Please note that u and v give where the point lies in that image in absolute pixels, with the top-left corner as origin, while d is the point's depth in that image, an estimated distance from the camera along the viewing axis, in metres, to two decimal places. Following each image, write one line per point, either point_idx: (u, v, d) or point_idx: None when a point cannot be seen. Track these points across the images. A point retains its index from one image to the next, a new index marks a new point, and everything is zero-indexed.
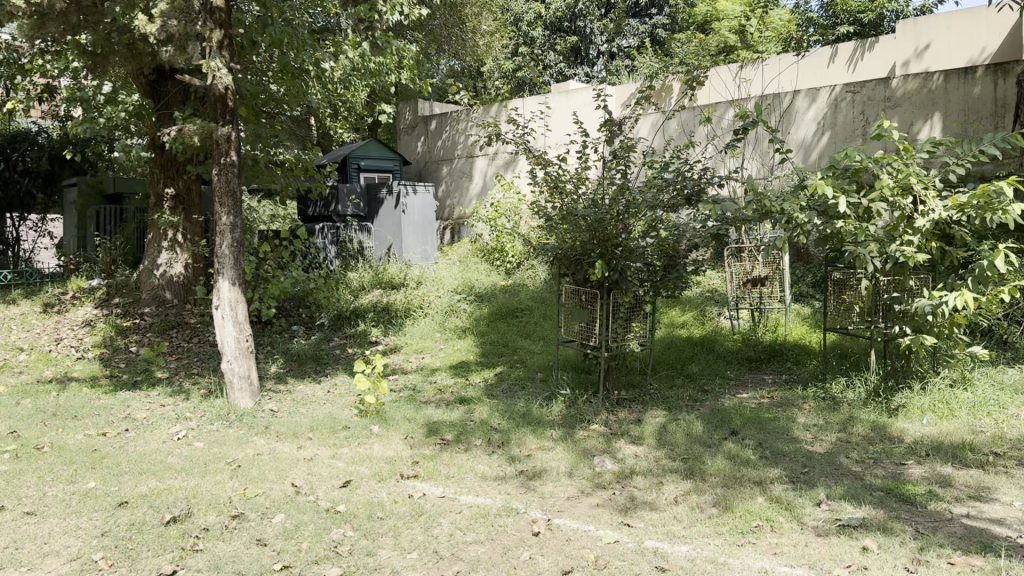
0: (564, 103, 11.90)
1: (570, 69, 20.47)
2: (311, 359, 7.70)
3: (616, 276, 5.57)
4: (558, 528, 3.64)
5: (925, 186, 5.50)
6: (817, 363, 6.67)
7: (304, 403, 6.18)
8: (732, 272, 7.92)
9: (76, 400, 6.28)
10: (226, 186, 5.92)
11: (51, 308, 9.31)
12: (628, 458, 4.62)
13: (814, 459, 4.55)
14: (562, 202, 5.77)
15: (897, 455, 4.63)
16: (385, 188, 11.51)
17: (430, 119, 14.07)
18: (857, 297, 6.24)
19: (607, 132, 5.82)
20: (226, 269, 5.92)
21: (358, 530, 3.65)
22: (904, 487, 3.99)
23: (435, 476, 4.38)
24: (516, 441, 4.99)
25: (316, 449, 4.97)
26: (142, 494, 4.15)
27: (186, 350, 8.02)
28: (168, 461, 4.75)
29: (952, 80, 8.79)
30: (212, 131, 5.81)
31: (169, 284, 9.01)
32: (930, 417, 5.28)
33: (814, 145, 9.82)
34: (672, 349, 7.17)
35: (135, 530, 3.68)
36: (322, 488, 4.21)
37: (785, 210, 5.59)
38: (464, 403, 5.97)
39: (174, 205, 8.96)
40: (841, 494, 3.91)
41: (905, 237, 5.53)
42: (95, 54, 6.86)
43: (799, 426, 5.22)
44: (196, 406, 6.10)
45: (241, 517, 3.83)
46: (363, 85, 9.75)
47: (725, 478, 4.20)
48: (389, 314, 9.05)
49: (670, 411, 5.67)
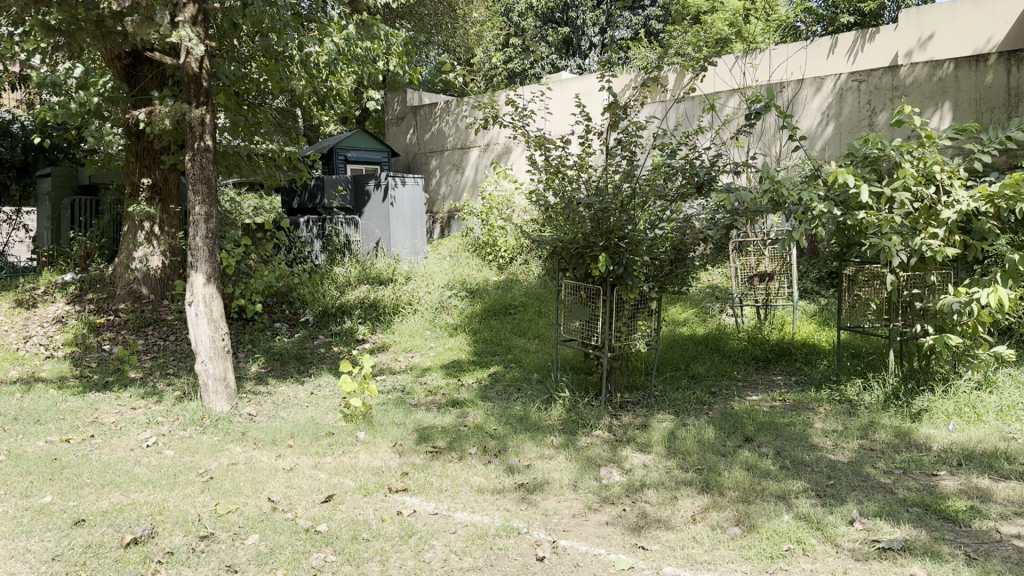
0: (560, 93, 11.65)
1: (561, 61, 20.11)
2: (294, 359, 7.30)
3: (620, 271, 5.16)
4: (564, 551, 3.26)
5: (951, 174, 5.15)
6: (829, 364, 6.29)
7: (284, 407, 5.78)
8: (737, 267, 7.52)
9: (40, 402, 5.84)
10: (201, 173, 5.49)
11: (20, 303, 8.84)
12: (637, 469, 4.24)
13: (839, 469, 4.19)
14: (562, 190, 5.38)
15: (928, 464, 4.28)
16: (372, 179, 11.05)
17: (419, 110, 13.66)
18: (873, 294, 5.82)
19: (611, 116, 5.42)
20: (200, 263, 5.49)
21: (340, 555, 3.25)
22: (943, 503, 3.63)
23: (425, 489, 3.99)
24: (513, 449, 4.60)
25: (296, 458, 4.58)
26: (101, 511, 3.73)
27: (161, 348, 7.60)
28: (134, 471, 4.34)
29: (963, 67, 8.43)
30: (185, 113, 5.38)
31: (145, 279, 8.58)
32: (956, 423, 4.93)
33: (817, 138, 9.52)
34: (674, 348, 6.78)
35: (90, 555, 3.28)
36: (301, 505, 3.81)
37: (802, 200, 5.17)
38: (456, 407, 5.58)
39: (149, 195, 8.52)
40: (875, 512, 3.55)
41: (930, 229, 5.13)
42: (59, 31, 6.41)
43: (817, 432, 4.87)
44: (168, 410, 5.68)
45: (210, 538, 3.44)
46: (347, 71, 9.36)
47: (744, 492, 3.84)
48: (377, 310, 8.64)
49: (678, 415, 5.30)
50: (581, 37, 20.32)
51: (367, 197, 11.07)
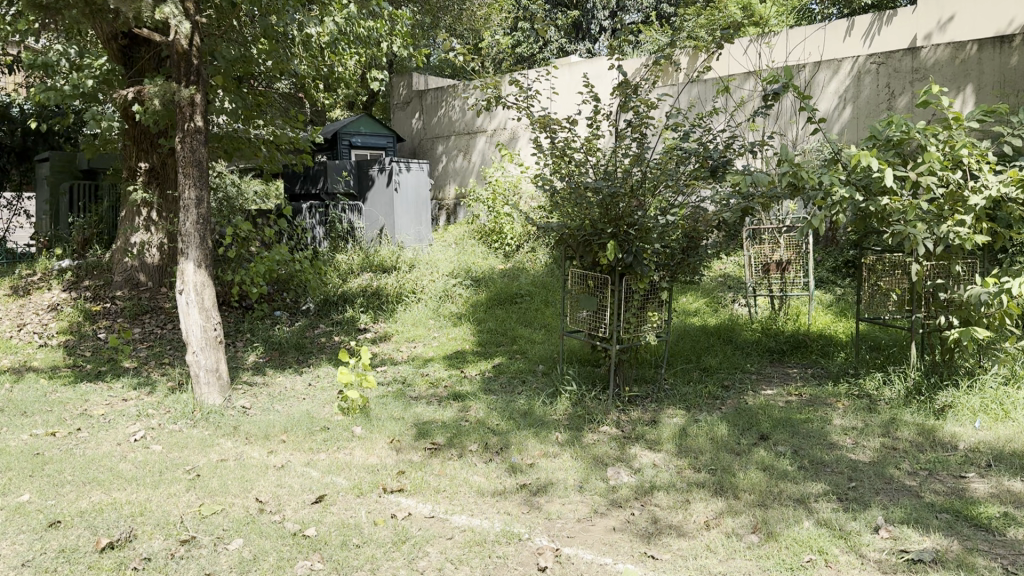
0: (568, 77, 11.41)
1: (571, 45, 19.78)
2: (293, 348, 7.09)
3: (630, 259, 4.93)
4: (568, 561, 3.05)
5: (979, 158, 4.89)
6: (846, 356, 6.03)
7: (280, 399, 5.57)
8: (751, 256, 7.26)
9: (29, 393, 5.65)
10: (190, 156, 5.26)
11: (15, 290, 8.65)
12: (646, 469, 4.01)
13: (861, 470, 3.96)
14: (569, 174, 5.14)
15: (954, 465, 4.03)
16: (376, 164, 10.82)
17: (425, 94, 13.40)
18: (893, 284, 5.56)
19: (621, 97, 5.17)
20: (190, 250, 5.27)
21: (327, 564, 3.04)
22: (974, 509, 3.39)
23: (423, 490, 3.78)
24: (515, 446, 4.38)
25: (289, 455, 4.37)
26: (80, 511, 3.53)
27: (157, 337, 7.40)
28: (118, 468, 4.13)
29: (986, 49, 8.13)
30: (174, 92, 5.15)
31: (143, 267, 8.41)
32: (983, 421, 4.67)
33: (834, 121, 9.21)
34: (685, 339, 6.53)
35: (64, 560, 3.08)
36: (291, 505, 3.60)
37: (822, 184, 4.90)
38: (458, 400, 5.35)
39: (147, 180, 8.29)
40: (902, 519, 3.31)
41: (957, 217, 4.86)
42: (47, 7, 6.15)
43: (835, 429, 4.63)
44: (160, 402, 5.48)
45: (191, 542, 3.23)
46: (350, 54, 9.10)
47: (760, 495, 3.61)
48: (380, 299, 8.43)
49: (689, 411, 5.07)
50: (591, 20, 19.99)
51: (371, 181, 10.80)
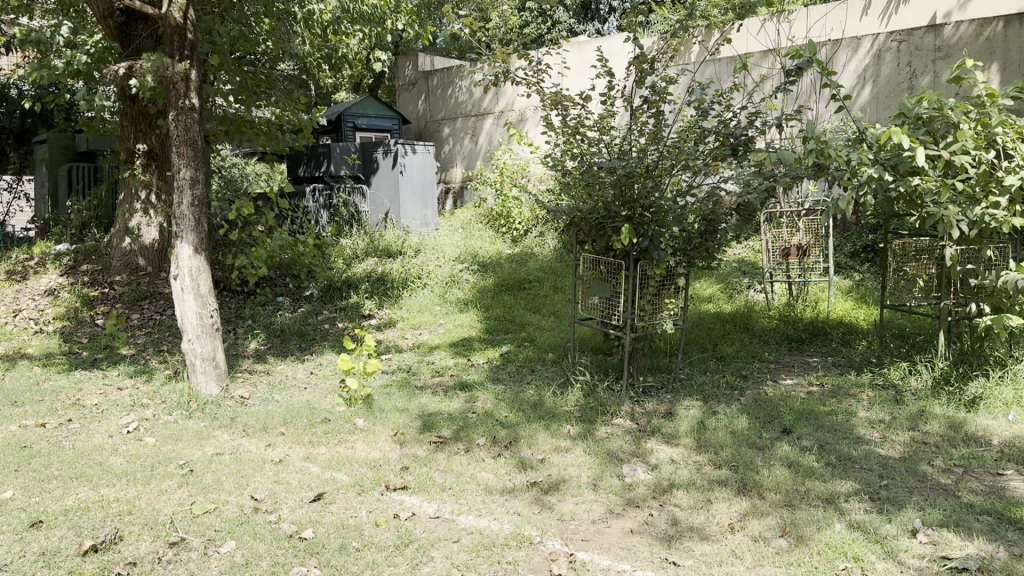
0: (578, 54, 11.15)
1: (581, 25, 19.43)
2: (295, 335, 6.87)
3: (646, 244, 4.67)
4: (584, 567, 2.84)
5: (1016, 136, 4.61)
6: (869, 344, 5.80)
7: (280, 389, 5.36)
8: (769, 241, 7.00)
9: (21, 382, 5.46)
10: (184, 134, 5.04)
11: (12, 275, 8.47)
12: (664, 466, 3.79)
13: (892, 468, 3.73)
14: (582, 154, 4.89)
15: (990, 462, 3.80)
16: (381, 147, 10.54)
17: (431, 75, 13.10)
18: (921, 270, 5.29)
19: (637, 72, 4.91)
20: (186, 233, 5.06)
21: (325, 569, 2.84)
22: (1017, 509, 3.17)
23: (427, 488, 3.56)
24: (526, 440, 4.17)
25: (287, 448, 4.17)
26: (65, 509, 3.34)
27: (156, 323, 7.20)
28: (108, 462, 3.94)
29: (1013, 25, 7.83)
30: (167, 68, 4.92)
31: (142, 251, 8.21)
32: (1018, 413, 4.43)
33: (854, 101, 8.91)
34: (701, 327, 6.30)
35: (43, 563, 2.89)
36: (288, 504, 3.40)
37: (849, 164, 4.65)
38: (464, 390, 5.15)
39: (146, 162, 8.06)
40: (941, 521, 3.09)
41: (991, 198, 4.59)
42: None
43: (861, 422, 4.39)
44: (156, 392, 5.27)
45: (180, 545, 3.03)
46: (354, 34, 8.85)
47: (786, 495, 3.39)
48: (384, 284, 8.19)
49: (706, 403, 4.84)
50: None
51: (376, 164, 10.54)
